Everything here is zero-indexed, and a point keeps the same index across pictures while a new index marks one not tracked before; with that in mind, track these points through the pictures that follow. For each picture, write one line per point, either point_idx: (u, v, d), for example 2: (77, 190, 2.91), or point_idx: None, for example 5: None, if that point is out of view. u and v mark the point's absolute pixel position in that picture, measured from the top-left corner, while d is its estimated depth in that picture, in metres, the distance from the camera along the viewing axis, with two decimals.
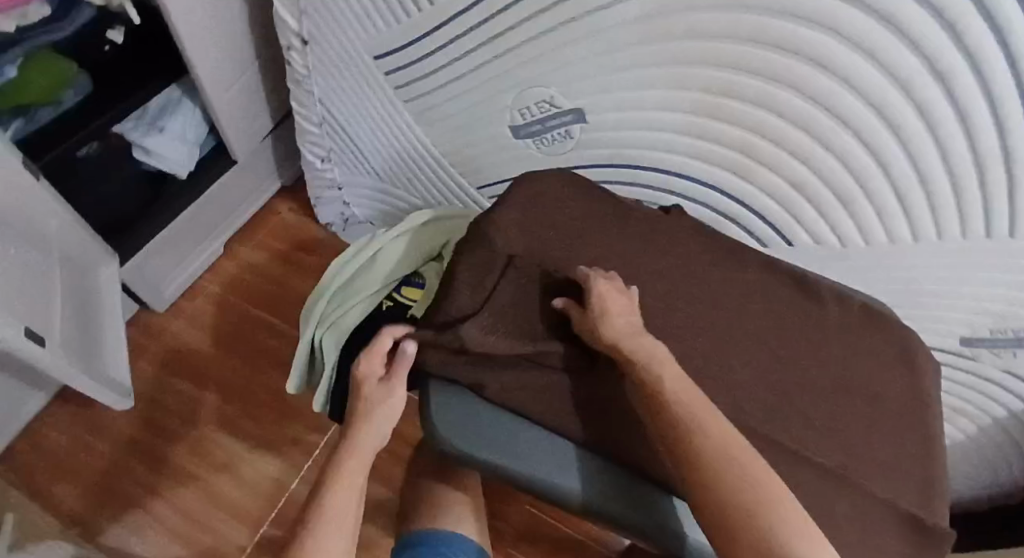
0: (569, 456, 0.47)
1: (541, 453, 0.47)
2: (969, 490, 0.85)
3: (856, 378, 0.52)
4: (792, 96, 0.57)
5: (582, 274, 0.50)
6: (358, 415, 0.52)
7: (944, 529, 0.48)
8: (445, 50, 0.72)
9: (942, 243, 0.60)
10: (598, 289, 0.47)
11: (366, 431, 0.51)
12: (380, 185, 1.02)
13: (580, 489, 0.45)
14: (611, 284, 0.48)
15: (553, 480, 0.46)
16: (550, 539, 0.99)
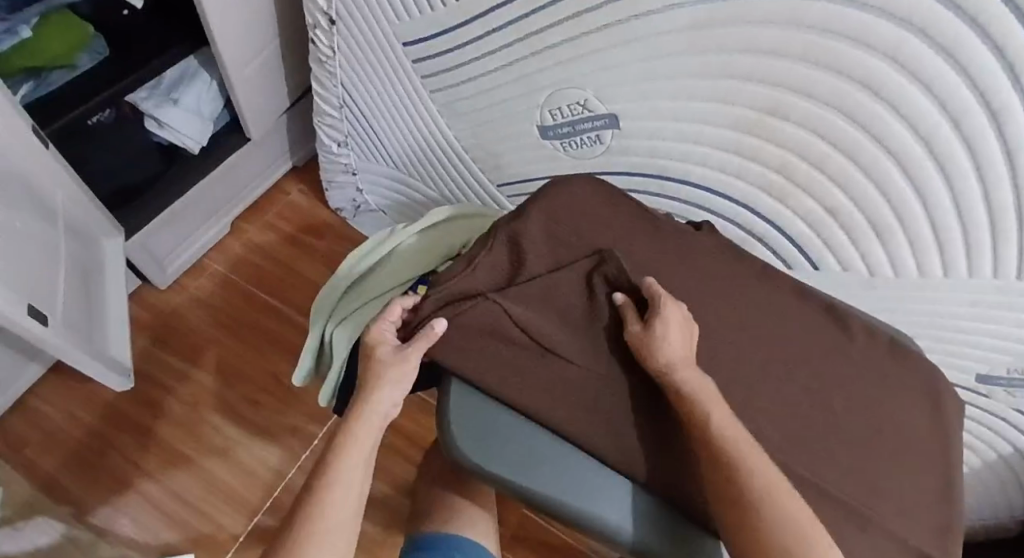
0: (577, 471, 0.45)
1: (548, 466, 0.44)
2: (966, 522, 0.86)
3: (884, 414, 0.51)
4: (837, 119, 0.56)
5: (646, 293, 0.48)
6: (365, 377, 0.49)
7: None
8: (480, 43, 0.70)
9: (972, 279, 0.59)
10: (665, 311, 0.46)
11: (373, 395, 0.48)
12: (396, 174, 1.00)
13: (585, 508, 0.43)
14: (676, 304, 0.47)
15: (559, 497, 0.43)
16: (543, 544, 0.99)
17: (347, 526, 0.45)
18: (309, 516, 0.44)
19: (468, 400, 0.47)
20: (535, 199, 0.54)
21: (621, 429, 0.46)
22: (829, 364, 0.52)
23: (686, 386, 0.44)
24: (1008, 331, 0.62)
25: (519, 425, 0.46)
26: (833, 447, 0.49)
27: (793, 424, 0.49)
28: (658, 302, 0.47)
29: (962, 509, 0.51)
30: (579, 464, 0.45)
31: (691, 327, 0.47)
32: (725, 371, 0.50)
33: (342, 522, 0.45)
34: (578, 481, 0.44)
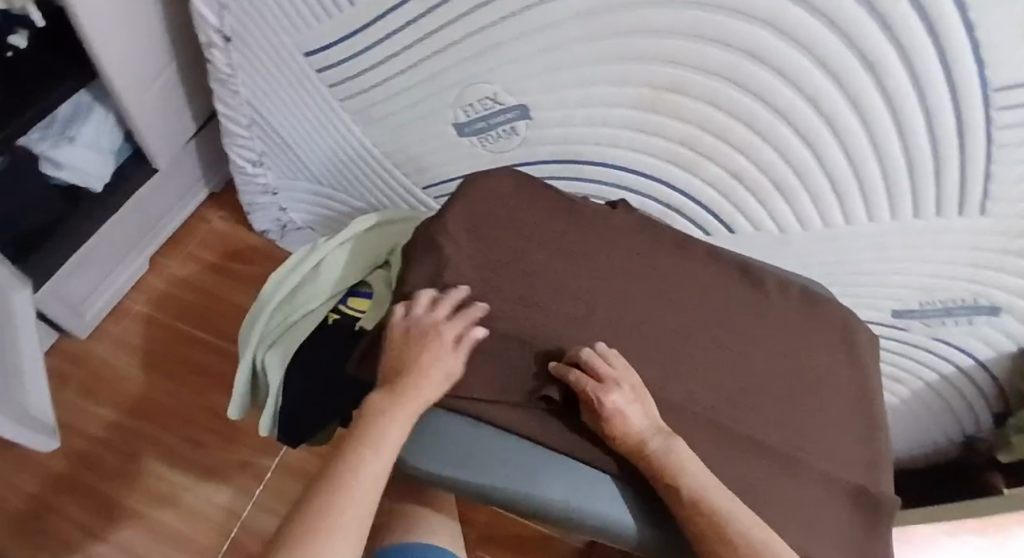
0: (536, 464, 0.45)
1: (504, 465, 0.44)
2: (905, 450, 0.91)
3: (802, 361, 0.54)
4: (733, 92, 0.58)
5: (575, 379, 0.45)
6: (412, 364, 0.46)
7: (889, 499, 0.50)
8: (382, 46, 0.69)
9: (875, 224, 0.63)
10: (609, 411, 0.43)
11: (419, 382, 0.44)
12: (318, 189, 0.98)
13: (541, 497, 0.43)
14: (609, 392, 0.44)
15: (518, 489, 0.43)
16: (515, 537, 0.99)
17: (352, 551, 0.39)
18: (313, 532, 0.38)
19: (442, 423, 0.46)
20: (455, 199, 0.55)
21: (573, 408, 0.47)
22: (748, 322, 0.54)
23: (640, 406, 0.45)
24: (914, 269, 0.66)
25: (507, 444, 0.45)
26: (759, 401, 0.51)
27: (723, 384, 0.51)
28: (610, 411, 0.43)
29: (885, 440, 0.54)
30: (570, 473, 0.45)
31: (637, 387, 0.46)
32: (654, 341, 0.51)
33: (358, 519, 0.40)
34: (533, 471, 0.44)
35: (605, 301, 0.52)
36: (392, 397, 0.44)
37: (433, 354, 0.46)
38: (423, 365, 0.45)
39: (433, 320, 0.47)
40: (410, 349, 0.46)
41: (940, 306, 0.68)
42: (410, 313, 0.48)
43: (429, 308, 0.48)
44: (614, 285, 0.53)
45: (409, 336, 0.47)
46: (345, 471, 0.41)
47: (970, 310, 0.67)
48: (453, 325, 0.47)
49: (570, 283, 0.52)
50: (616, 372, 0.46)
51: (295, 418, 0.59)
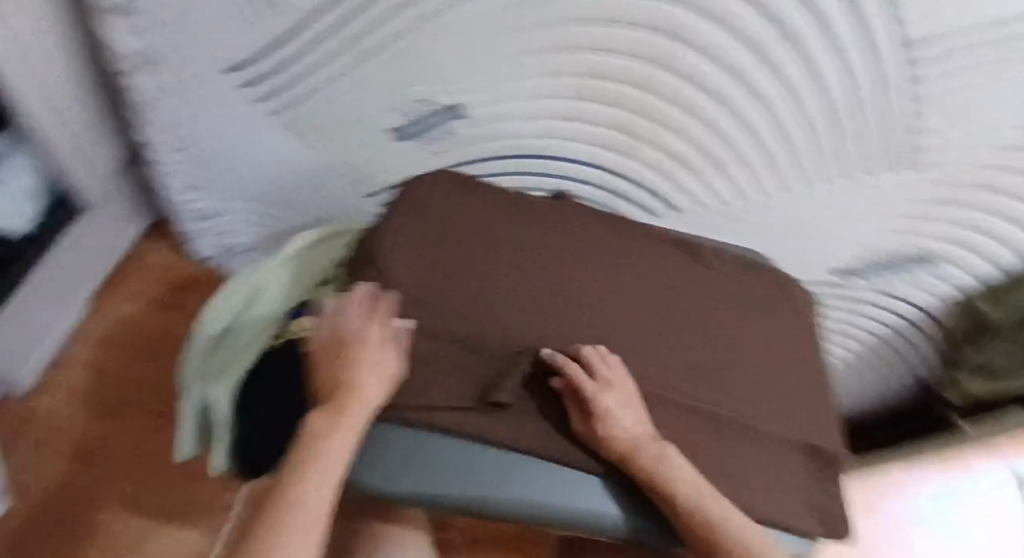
0: (496, 464, 0.45)
1: (464, 471, 0.44)
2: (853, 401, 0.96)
3: (746, 328, 0.55)
4: (660, 75, 0.56)
5: (571, 376, 0.45)
6: (354, 361, 0.45)
7: (836, 452, 0.53)
8: (287, 66, 0.61)
9: (811, 186, 0.64)
10: (604, 411, 0.43)
11: (364, 377, 0.43)
12: (247, 210, 0.85)
13: (502, 497, 0.44)
14: (605, 393, 0.44)
15: (478, 493, 0.44)
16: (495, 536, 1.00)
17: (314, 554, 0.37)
18: (271, 536, 0.36)
19: (400, 440, 0.44)
20: (397, 205, 0.54)
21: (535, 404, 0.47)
22: (696, 298, 0.55)
23: (631, 407, 0.46)
24: (854, 228, 0.67)
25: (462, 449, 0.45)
26: (714, 376, 0.52)
27: (679, 363, 0.51)
28: (605, 413, 0.44)
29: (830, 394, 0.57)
30: (533, 469, 0.45)
31: (632, 392, 0.47)
32: (607, 328, 0.51)
33: (317, 518, 0.38)
34: (496, 473, 0.44)
35: (554, 293, 0.52)
36: (341, 395, 0.43)
37: (358, 364, 0.44)
38: (348, 376, 0.44)
39: (353, 330, 0.45)
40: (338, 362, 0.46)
41: (881, 261, 0.71)
42: (336, 323, 0.47)
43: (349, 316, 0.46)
44: (560, 277, 0.52)
45: (335, 351, 0.46)
46: (300, 474, 0.40)
47: (905, 262, 0.70)
48: (372, 330, 0.44)
49: (518, 280, 0.51)
50: (611, 374, 0.46)
51: (243, 449, 0.58)
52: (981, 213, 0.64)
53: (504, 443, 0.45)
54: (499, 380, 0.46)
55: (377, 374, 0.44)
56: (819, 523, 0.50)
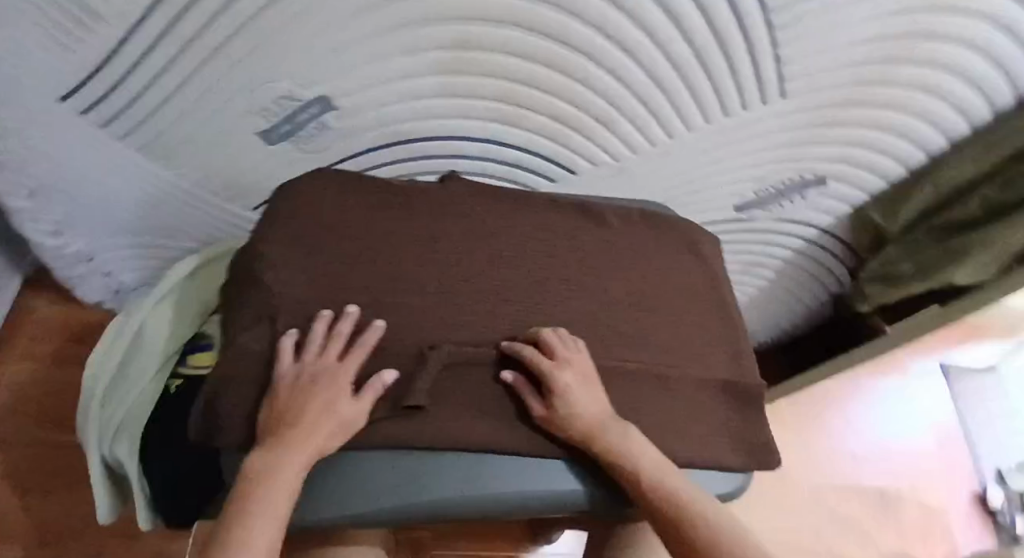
0: (470, 468, 0.43)
1: (435, 480, 0.42)
2: (771, 326, 0.99)
3: (652, 279, 0.54)
4: (523, 36, 0.52)
5: (528, 357, 0.45)
6: (297, 396, 0.40)
7: (754, 385, 0.54)
8: (128, 80, 0.54)
9: (710, 124, 0.62)
10: (562, 385, 0.44)
11: (308, 414, 0.39)
12: (134, 241, 0.78)
13: (478, 499, 0.42)
14: (564, 369, 0.45)
15: (452, 499, 0.42)
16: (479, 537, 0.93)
17: None
18: None
19: (361, 461, 0.43)
20: (272, 210, 0.49)
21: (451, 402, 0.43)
22: (598, 258, 0.53)
23: (588, 382, 0.46)
24: (757, 158, 0.66)
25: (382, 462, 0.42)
26: (626, 331, 0.51)
27: (591, 323, 0.50)
28: (563, 387, 0.44)
29: (746, 331, 0.57)
30: (500, 464, 0.43)
31: (592, 373, 0.47)
32: (511, 308, 0.49)
33: None
34: (469, 477, 0.42)
35: (455, 282, 0.48)
36: (282, 434, 0.39)
37: (331, 396, 0.41)
38: (319, 408, 0.40)
39: (326, 363, 0.42)
40: (300, 397, 0.40)
41: (773, 191, 0.71)
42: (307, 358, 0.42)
43: (319, 348, 0.43)
44: (458, 263, 0.49)
45: (298, 383, 0.41)
46: (240, 524, 0.35)
47: (800, 186, 0.70)
48: (351, 363, 0.43)
49: (412, 273, 0.47)
50: (569, 353, 0.46)
51: (172, 499, 0.54)
52: (871, 131, 0.63)
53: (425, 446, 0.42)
54: (410, 379, 0.43)
55: (326, 409, 0.40)
56: (746, 458, 0.51)
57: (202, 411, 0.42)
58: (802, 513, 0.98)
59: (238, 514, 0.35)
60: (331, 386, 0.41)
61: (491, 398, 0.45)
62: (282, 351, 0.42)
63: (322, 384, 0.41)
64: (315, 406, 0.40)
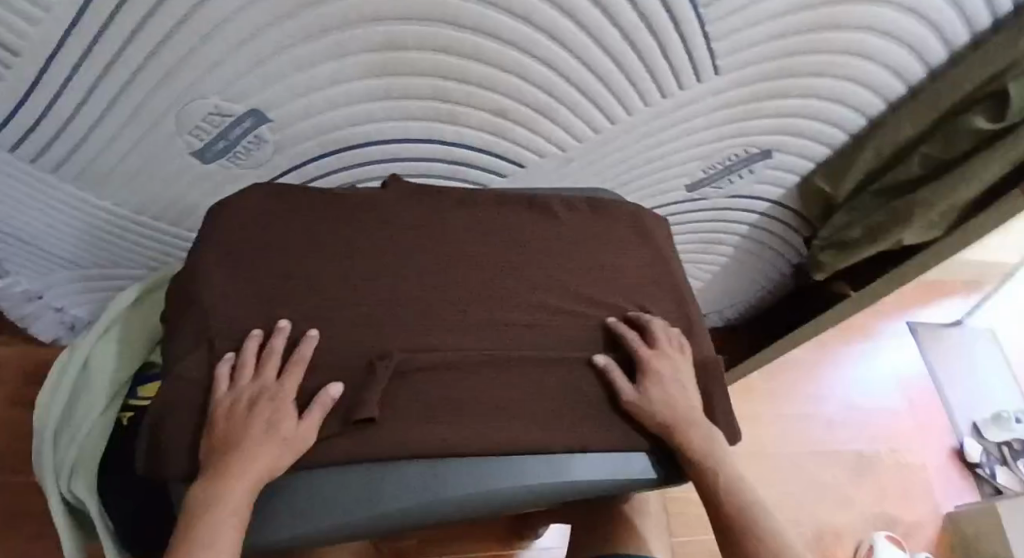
0: (438, 473, 0.42)
1: (404, 492, 0.41)
2: (739, 301, 0.99)
3: (599, 267, 0.54)
4: (449, 32, 0.51)
5: (633, 345, 0.50)
6: (232, 429, 0.38)
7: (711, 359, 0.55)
8: (53, 110, 0.53)
9: (650, 108, 0.61)
10: (659, 374, 0.49)
11: (246, 445, 0.37)
12: (82, 273, 0.76)
13: (454, 503, 0.41)
14: (665, 360, 0.50)
15: (426, 506, 0.41)
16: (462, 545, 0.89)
17: None
18: None
19: (315, 482, 0.40)
20: (205, 229, 0.46)
21: (406, 412, 0.42)
22: (544, 251, 0.53)
23: (679, 372, 0.51)
24: (702, 137, 0.66)
25: (320, 482, 0.40)
26: (577, 323, 0.51)
27: (543, 319, 0.50)
28: (660, 377, 0.49)
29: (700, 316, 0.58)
30: (468, 467, 0.42)
31: (687, 367, 0.52)
32: (459, 309, 0.48)
33: None
34: (442, 484, 0.41)
35: (400, 286, 0.47)
36: (221, 470, 0.36)
37: (274, 414, 0.39)
38: (263, 429, 0.38)
39: (264, 382, 0.40)
40: (242, 422, 0.38)
41: (721, 167, 0.70)
42: (242, 380, 0.40)
43: (255, 369, 0.41)
44: (402, 271, 0.48)
45: (237, 407, 0.39)
46: None
47: (747, 161, 0.70)
48: (290, 379, 0.41)
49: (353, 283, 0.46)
50: (666, 345, 0.51)
51: None
52: (810, 101, 0.64)
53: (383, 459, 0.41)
54: (359, 392, 0.42)
55: (266, 436, 0.38)
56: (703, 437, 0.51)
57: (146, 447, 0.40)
58: (794, 479, 1.03)
59: (189, 548, 0.33)
60: (272, 406, 0.39)
61: (443, 402, 0.44)
62: (218, 377, 0.41)
63: (263, 405, 0.39)
64: (259, 428, 0.38)
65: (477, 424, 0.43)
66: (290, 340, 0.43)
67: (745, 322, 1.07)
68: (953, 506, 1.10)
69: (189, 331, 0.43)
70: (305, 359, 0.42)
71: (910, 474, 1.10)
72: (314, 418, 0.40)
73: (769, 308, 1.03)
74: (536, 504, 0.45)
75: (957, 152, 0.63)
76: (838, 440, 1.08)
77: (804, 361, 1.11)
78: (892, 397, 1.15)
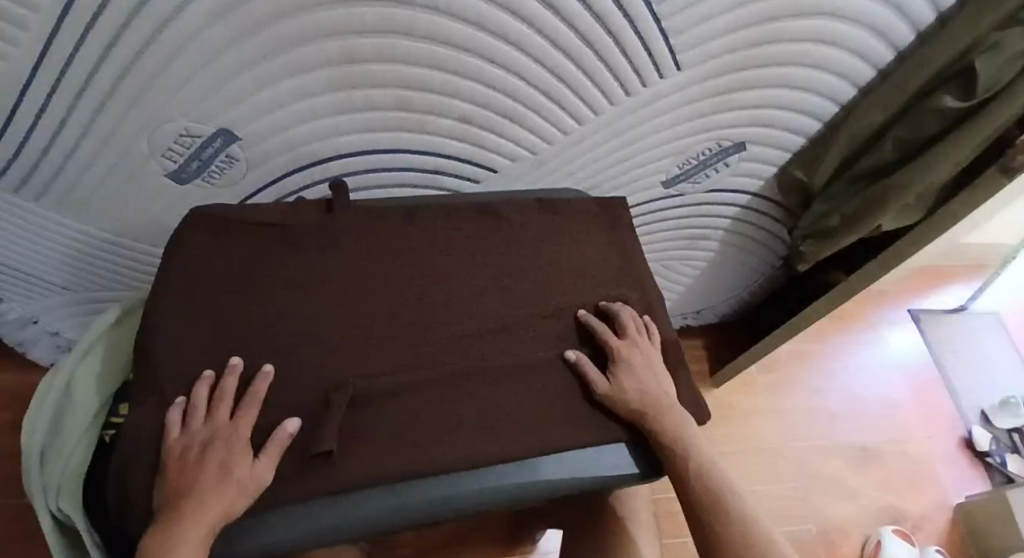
0: (401, 491, 0.42)
1: (369, 508, 0.41)
2: (728, 297, 0.98)
3: (564, 267, 0.55)
4: (405, 42, 0.51)
5: (602, 335, 0.51)
6: (186, 474, 0.37)
7: (675, 340, 0.56)
8: (30, 140, 0.54)
9: (616, 106, 0.61)
10: (628, 362, 0.50)
11: (200, 490, 0.37)
12: (72, 298, 0.78)
13: (417, 512, 0.42)
14: (634, 348, 0.51)
15: (391, 517, 0.42)
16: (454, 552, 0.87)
17: None
18: None
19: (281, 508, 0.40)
20: (171, 252, 0.46)
21: (366, 434, 0.43)
22: (508, 254, 0.54)
23: (648, 358, 0.51)
24: (674, 133, 0.65)
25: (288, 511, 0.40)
26: (543, 327, 0.51)
27: (508, 326, 0.50)
28: (630, 364, 0.50)
29: (668, 320, 0.57)
30: (436, 484, 0.43)
31: (659, 356, 0.52)
32: (423, 319, 0.49)
33: None
34: (407, 499, 0.42)
35: (364, 300, 0.48)
36: (174, 515, 0.36)
37: (227, 457, 0.38)
38: (216, 471, 0.38)
39: (217, 425, 0.40)
40: (196, 469, 0.38)
41: (696, 161, 0.70)
42: (193, 424, 0.39)
43: (207, 411, 0.40)
44: (368, 289, 0.49)
45: (190, 453, 0.38)
46: None
47: (722, 154, 0.70)
48: (245, 419, 0.40)
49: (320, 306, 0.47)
50: (634, 333, 0.52)
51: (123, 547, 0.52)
52: (781, 90, 0.64)
53: (353, 486, 0.41)
54: (318, 425, 0.42)
55: (219, 480, 0.37)
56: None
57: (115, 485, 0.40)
58: (795, 471, 1.01)
59: None
60: (226, 448, 0.39)
61: (407, 420, 0.44)
62: (169, 423, 0.40)
63: (217, 449, 0.39)
64: (213, 471, 0.38)
65: (443, 441, 0.44)
66: (242, 379, 0.43)
67: (736, 318, 1.06)
68: (963, 496, 1.07)
69: (148, 355, 0.42)
70: (260, 398, 0.41)
71: (914, 464, 1.07)
72: (271, 459, 0.39)
73: (759, 303, 1.02)
74: (498, 508, 0.45)
75: (931, 132, 0.62)
76: (834, 433, 1.06)
77: (791, 356, 1.11)
78: (889, 386, 1.13)
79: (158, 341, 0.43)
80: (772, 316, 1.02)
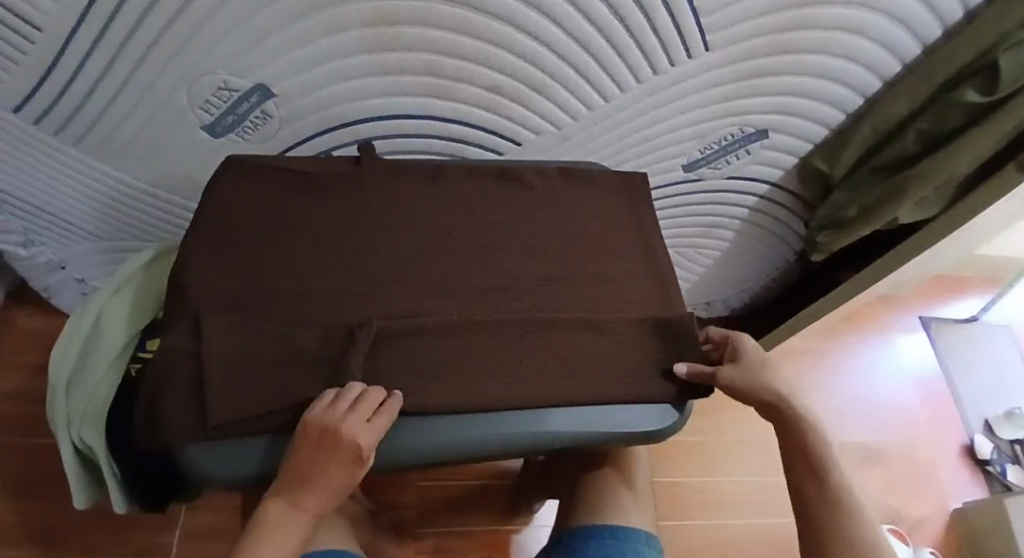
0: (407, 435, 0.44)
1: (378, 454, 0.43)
2: (738, 290, 0.99)
3: (583, 236, 0.56)
4: (440, 6, 0.53)
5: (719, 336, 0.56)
6: (314, 462, 0.38)
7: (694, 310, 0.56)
8: (73, 84, 0.56)
9: (642, 85, 0.62)
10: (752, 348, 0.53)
11: (316, 481, 0.38)
12: (104, 245, 0.80)
13: (422, 456, 0.44)
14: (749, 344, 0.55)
15: (398, 456, 0.44)
16: (454, 518, 0.89)
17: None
18: None
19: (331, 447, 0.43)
20: (206, 199, 0.49)
21: (384, 375, 0.44)
22: (529, 221, 0.55)
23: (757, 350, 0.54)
24: (699, 115, 0.67)
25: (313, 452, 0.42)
26: (559, 290, 0.53)
27: (524, 288, 0.52)
28: (746, 353, 0.53)
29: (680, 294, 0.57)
30: (439, 431, 0.44)
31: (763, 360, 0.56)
32: (444, 275, 0.50)
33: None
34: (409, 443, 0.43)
35: (389, 254, 0.50)
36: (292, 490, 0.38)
37: (353, 459, 0.39)
38: (339, 469, 0.38)
39: (356, 424, 0.38)
40: (324, 459, 0.38)
41: (718, 146, 0.71)
42: (338, 417, 0.38)
43: (349, 406, 0.39)
44: (390, 246, 0.51)
45: (325, 440, 0.38)
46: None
47: (743, 141, 0.71)
48: (380, 425, 0.39)
49: (345, 260, 0.49)
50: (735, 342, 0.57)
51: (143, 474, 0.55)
52: (804, 79, 0.65)
53: None
54: (344, 359, 0.44)
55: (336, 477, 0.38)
56: (684, 381, 0.51)
57: (144, 413, 0.42)
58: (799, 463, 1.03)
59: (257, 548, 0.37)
60: (355, 451, 0.38)
61: (422, 359, 0.45)
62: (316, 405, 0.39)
63: (346, 447, 0.38)
64: (335, 465, 0.38)
65: (455, 384, 0.45)
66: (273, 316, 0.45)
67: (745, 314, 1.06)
68: (961, 501, 1.07)
69: (182, 286, 0.44)
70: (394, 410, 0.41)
71: (914, 469, 1.08)
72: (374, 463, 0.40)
73: (769, 297, 1.03)
74: (508, 455, 0.47)
75: (954, 126, 0.63)
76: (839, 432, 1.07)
77: (798, 352, 1.13)
78: (895, 392, 1.14)
79: (190, 274, 0.45)
80: (782, 310, 1.03)
